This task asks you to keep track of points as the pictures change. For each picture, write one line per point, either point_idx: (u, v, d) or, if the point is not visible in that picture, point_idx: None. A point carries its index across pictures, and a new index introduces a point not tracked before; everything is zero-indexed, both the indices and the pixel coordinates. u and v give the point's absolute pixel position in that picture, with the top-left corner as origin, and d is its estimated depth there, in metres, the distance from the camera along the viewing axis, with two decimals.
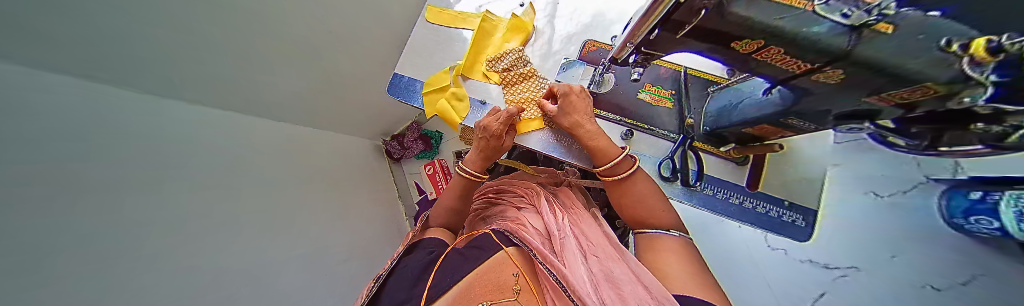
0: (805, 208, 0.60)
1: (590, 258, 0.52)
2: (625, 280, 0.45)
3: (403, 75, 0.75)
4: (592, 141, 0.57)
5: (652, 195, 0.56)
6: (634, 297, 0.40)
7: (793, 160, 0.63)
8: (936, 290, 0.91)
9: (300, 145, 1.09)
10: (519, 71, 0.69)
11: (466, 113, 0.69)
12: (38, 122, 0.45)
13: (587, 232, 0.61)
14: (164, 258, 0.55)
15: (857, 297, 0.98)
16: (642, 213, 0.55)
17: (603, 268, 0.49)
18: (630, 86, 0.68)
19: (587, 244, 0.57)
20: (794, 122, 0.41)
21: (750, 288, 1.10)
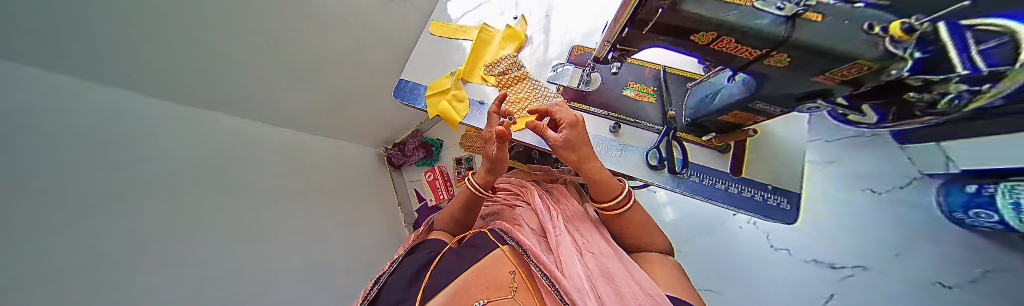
0: (788, 191, 0.62)
1: (586, 255, 0.54)
2: (620, 278, 0.47)
3: (407, 80, 0.80)
4: (586, 170, 0.57)
5: (645, 219, 0.61)
6: (631, 295, 0.43)
7: (774, 146, 0.66)
8: (947, 288, 0.95)
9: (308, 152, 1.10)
10: (514, 74, 0.75)
11: (466, 112, 0.73)
12: (103, 116, 0.44)
13: (582, 229, 0.62)
14: (205, 258, 0.52)
15: (863, 296, 0.99)
16: (638, 236, 0.60)
17: (599, 264, 0.51)
18: (617, 84, 0.73)
19: (583, 241, 0.58)
20: (761, 106, 0.44)
21: (761, 291, 1.08)
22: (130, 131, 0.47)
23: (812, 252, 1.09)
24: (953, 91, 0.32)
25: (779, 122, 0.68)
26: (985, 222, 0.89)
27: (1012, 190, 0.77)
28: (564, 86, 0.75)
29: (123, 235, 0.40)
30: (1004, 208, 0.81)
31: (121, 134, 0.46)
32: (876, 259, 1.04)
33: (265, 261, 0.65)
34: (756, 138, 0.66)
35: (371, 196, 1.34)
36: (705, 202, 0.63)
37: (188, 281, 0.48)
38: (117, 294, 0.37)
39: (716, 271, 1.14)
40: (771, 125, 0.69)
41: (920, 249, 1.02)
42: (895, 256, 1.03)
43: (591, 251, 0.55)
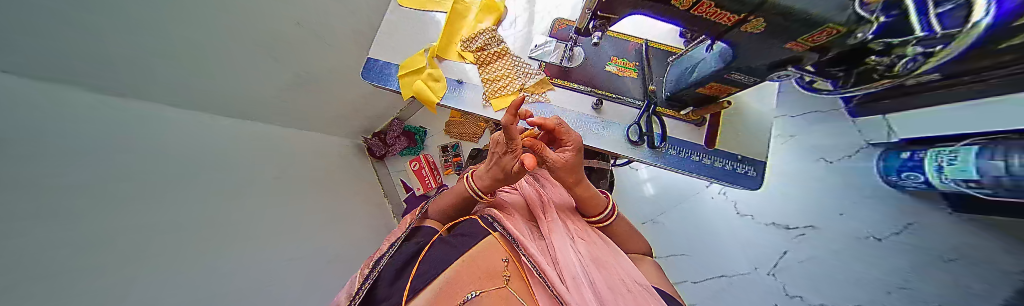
0: (755, 160, 0.66)
1: (578, 240, 0.55)
2: (612, 265, 0.50)
3: (377, 59, 0.73)
4: (577, 192, 0.56)
5: (629, 228, 0.66)
6: (623, 284, 0.46)
7: (750, 117, 0.68)
8: (879, 240, 1.09)
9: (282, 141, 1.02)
10: (493, 50, 0.72)
11: (444, 92, 0.70)
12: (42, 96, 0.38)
13: (572, 213, 0.63)
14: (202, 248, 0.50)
15: (812, 252, 1.13)
16: (623, 239, 0.65)
17: (591, 250, 0.53)
18: (600, 59, 0.72)
19: (575, 227, 0.58)
20: (735, 77, 0.45)
21: (728, 256, 1.21)
22: (72, 111, 0.41)
23: (771, 216, 1.22)
24: (908, 55, 0.34)
25: (751, 93, 0.70)
26: (913, 183, 1.02)
27: (937, 154, 0.88)
28: (546, 62, 0.72)
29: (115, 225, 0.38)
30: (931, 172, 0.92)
31: (89, 117, 0.43)
32: (823, 218, 1.17)
33: (258, 252, 0.63)
34: (732, 111, 0.68)
35: (354, 187, 1.29)
36: (680, 173, 0.66)
37: (187, 271, 0.45)
38: (121, 283, 0.35)
39: (686, 236, 1.27)
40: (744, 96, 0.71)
41: (861, 211, 1.15)
42: (839, 216, 1.16)
43: (582, 237, 0.56)
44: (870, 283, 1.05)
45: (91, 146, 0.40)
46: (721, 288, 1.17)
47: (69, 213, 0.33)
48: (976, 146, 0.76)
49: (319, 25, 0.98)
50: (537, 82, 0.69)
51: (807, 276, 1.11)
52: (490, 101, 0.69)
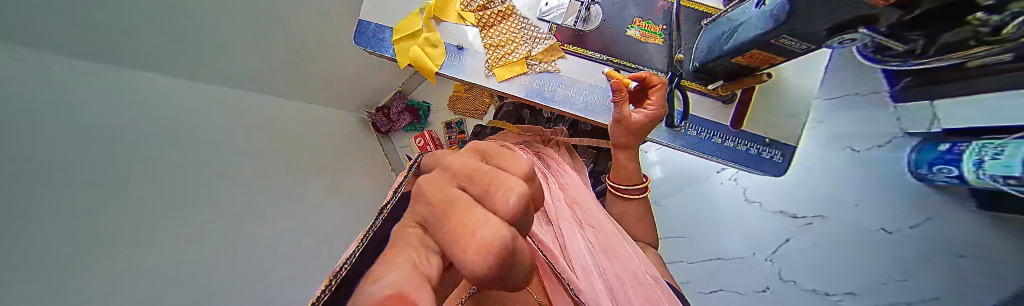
0: (784, 145, 0.60)
1: (586, 228, 0.53)
2: (622, 254, 0.50)
3: (370, 21, 0.66)
4: (619, 156, 0.60)
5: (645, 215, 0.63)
6: (632, 272, 0.47)
7: (786, 94, 0.61)
8: (887, 233, 0.99)
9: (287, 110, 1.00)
10: (496, 9, 0.64)
11: (443, 60, 0.64)
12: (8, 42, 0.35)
13: (580, 198, 0.60)
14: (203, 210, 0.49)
15: (819, 241, 1.08)
16: (636, 230, 0.63)
17: (599, 238, 0.52)
18: (620, 21, 0.64)
19: (583, 214, 0.57)
20: (785, 42, 0.39)
21: (730, 241, 1.21)
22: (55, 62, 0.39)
23: (780, 204, 1.18)
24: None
25: (794, 65, 0.61)
26: (942, 177, 0.90)
27: (982, 147, 0.77)
28: (558, 25, 0.64)
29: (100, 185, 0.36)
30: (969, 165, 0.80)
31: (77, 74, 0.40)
32: (836, 206, 1.09)
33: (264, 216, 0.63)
34: (767, 85, 0.60)
35: (359, 158, 1.30)
36: (698, 156, 0.62)
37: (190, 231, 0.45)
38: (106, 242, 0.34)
39: (688, 221, 1.30)
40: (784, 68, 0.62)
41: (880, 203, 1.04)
42: (851, 208, 1.06)
43: (590, 224, 0.55)
44: (867, 274, 0.99)
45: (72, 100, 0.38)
46: (713, 270, 1.21)
47: (67, 207, 0.32)
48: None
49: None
50: (546, 47, 0.62)
51: (806, 263, 1.08)
52: (493, 71, 0.63)
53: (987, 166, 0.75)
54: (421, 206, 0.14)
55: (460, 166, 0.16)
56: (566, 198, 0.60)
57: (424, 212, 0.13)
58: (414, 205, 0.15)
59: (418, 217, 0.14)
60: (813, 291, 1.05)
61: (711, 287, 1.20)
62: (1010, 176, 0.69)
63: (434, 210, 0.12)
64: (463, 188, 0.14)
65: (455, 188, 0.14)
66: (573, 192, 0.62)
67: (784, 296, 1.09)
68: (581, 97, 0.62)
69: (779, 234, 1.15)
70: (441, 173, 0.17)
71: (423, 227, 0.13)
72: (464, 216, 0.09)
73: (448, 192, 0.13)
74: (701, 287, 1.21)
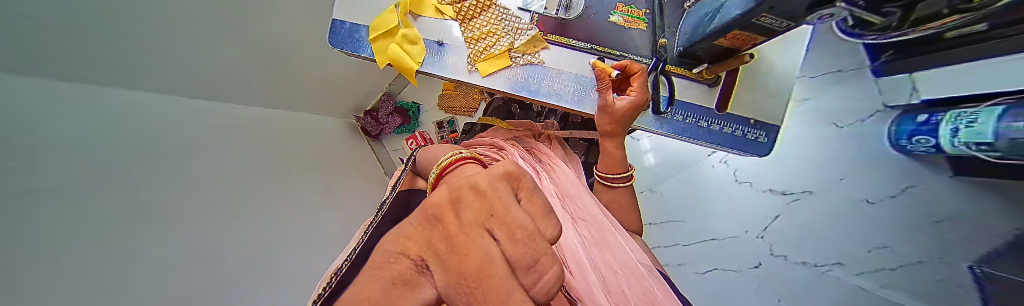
0: (768, 125, 0.61)
1: (579, 222, 0.53)
2: (616, 247, 0.50)
3: (344, 21, 0.63)
4: (606, 145, 0.60)
5: (632, 204, 0.64)
6: (626, 263, 0.48)
7: (768, 74, 0.61)
8: (871, 204, 1.01)
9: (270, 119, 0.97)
10: (474, 1, 0.61)
11: (423, 57, 0.62)
12: None
13: (570, 192, 0.61)
14: (155, 235, 0.47)
15: (804, 216, 1.12)
16: (622, 218, 0.63)
17: (592, 232, 0.52)
18: (602, 8, 0.63)
19: (575, 207, 0.57)
20: (765, 20, 0.38)
21: (723, 223, 1.26)
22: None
23: (767, 182, 1.23)
24: None
25: (776, 44, 0.61)
26: (922, 147, 0.92)
27: (957, 116, 0.80)
28: (539, 15, 0.62)
29: (30, 215, 0.33)
30: (944, 137, 0.84)
31: (8, 93, 0.37)
32: (820, 182, 1.12)
33: (230, 235, 0.60)
34: (751, 66, 0.60)
35: (349, 164, 1.27)
36: (686, 141, 0.62)
37: (137, 258, 0.43)
38: (36, 277, 0.31)
39: (684, 205, 1.35)
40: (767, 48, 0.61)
41: (864, 176, 1.05)
42: (837, 182, 1.09)
43: (582, 218, 0.55)
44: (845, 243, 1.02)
45: (10, 117, 0.35)
46: (707, 251, 1.26)
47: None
48: (1001, 107, 0.67)
49: None
50: (528, 39, 0.61)
51: (794, 238, 1.11)
52: (475, 65, 0.61)
53: (962, 134, 0.77)
54: (445, 236, 0.14)
55: (494, 207, 0.17)
56: (559, 192, 0.60)
57: (444, 244, 0.14)
58: (438, 225, 0.16)
59: (435, 242, 0.14)
60: (801, 264, 1.08)
61: (707, 266, 1.24)
62: (983, 143, 0.71)
63: (454, 253, 0.13)
64: (490, 236, 0.15)
65: (483, 235, 0.14)
66: (567, 187, 0.63)
67: (775, 270, 1.13)
68: (567, 89, 0.61)
69: (769, 212, 1.19)
70: (475, 202, 0.18)
71: (434, 257, 0.13)
72: (490, 292, 0.10)
73: (475, 240, 0.14)
74: (696, 267, 1.26)
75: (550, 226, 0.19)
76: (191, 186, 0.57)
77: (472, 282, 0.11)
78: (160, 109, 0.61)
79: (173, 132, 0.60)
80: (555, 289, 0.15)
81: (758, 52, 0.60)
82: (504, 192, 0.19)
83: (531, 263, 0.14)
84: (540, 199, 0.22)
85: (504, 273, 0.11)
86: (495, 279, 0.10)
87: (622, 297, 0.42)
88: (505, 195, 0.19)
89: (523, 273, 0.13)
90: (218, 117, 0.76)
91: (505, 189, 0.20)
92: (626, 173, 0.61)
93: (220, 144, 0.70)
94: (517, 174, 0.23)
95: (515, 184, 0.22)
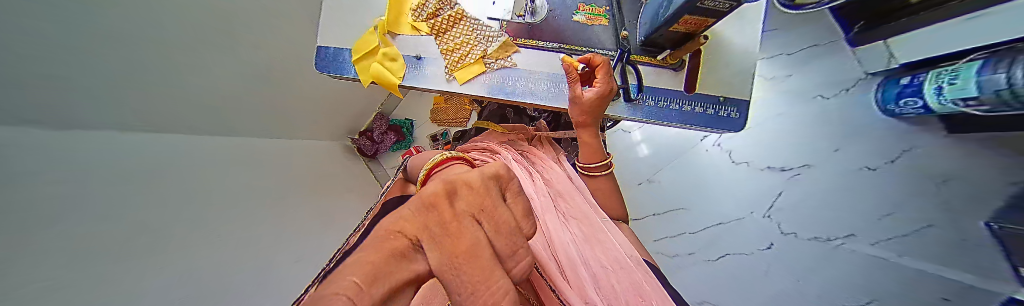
0: (738, 101, 0.63)
1: (571, 221, 0.55)
2: (607, 243, 0.51)
3: (329, 46, 0.67)
4: (581, 135, 0.61)
5: (614, 194, 0.65)
6: (616, 258, 0.48)
7: (729, 52, 0.63)
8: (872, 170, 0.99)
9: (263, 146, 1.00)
10: (447, 15, 0.65)
11: (404, 72, 0.65)
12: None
13: (563, 190, 0.62)
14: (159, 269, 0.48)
15: (811, 190, 1.09)
16: (606, 206, 0.64)
17: (584, 230, 0.53)
18: (566, 10, 0.66)
19: (567, 206, 0.58)
20: (709, 3, 0.41)
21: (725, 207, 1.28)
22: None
23: (766, 161, 1.24)
24: None
25: (732, 22, 0.64)
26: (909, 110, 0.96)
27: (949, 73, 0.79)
28: (508, 22, 0.66)
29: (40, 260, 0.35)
30: (930, 96, 0.87)
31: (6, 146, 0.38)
32: (816, 154, 1.13)
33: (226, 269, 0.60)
34: (712, 48, 0.63)
35: (345, 184, 1.29)
36: (661, 123, 0.63)
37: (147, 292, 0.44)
38: None
39: (682, 193, 1.41)
40: (726, 28, 0.64)
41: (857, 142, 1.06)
42: (833, 153, 1.09)
43: (575, 217, 0.56)
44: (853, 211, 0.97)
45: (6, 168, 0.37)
46: (715, 237, 1.26)
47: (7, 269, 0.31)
48: (981, 61, 0.69)
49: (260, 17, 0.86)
50: (499, 45, 0.64)
51: (800, 216, 1.09)
52: (452, 74, 0.64)
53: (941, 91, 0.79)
54: (441, 221, 0.15)
55: (485, 203, 0.19)
56: (551, 191, 0.62)
57: (439, 229, 0.15)
58: (435, 211, 0.16)
59: (431, 227, 0.15)
60: (813, 240, 1.03)
61: (717, 254, 1.23)
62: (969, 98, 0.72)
63: (449, 237, 0.14)
64: (478, 224, 0.17)
65: (474, 224, 0.16)
66: (559, 186, 0.64)
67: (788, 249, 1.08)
68: (543, 86, 0.64)
69: (770, 190, 1.19)
70: (469, 195, 0.19)
71: (430, 239, 0.14)
72: (475, 269, 0.13)
73: (467, 227, 0.15)
74: (705, 255, 1.26)
75: (529, 223, 0.22)
76: (188, 220, 0.58)
77: (462, 259, 0.13)
78: (153, 146, 0.63)
79: (167, 167, 0.62)
80: (527, 271, 0.18)
81: (716, 33, 0.63)
82: (494, 193, 0.20)
83: (511, 253, 0.17)
84: (524, 201, 0.24)
85: (489, 257, 0.14)
86: (482, 259, 0.13)
87: (613, 293, 0.42)
88: (496, 195, 0.20)
89: (505, 259, 0.16)
90: (213, 150, 0.79)
91: (495, 189, 0.21)
92: (604, 161, 0.62)
93: (218, 176, 0.73)
94: (507, 176, 0.24)
95: (505, 184, 0.23)
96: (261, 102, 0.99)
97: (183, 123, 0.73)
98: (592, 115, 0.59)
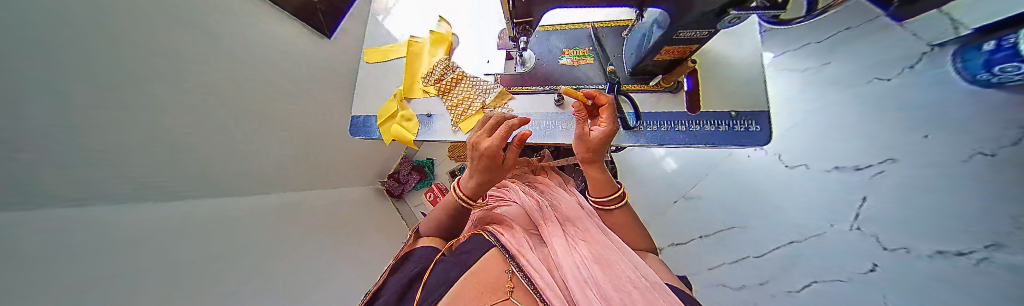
0: (753, 113, 0.57)
1: (580, 242, 0.52)
2: (618, 263, 0.46)
3: (361, 114, 0.78)
4: (588, 172, 0.60)
5: (631, 221, 0.61)
6: (629, 281, 0.42)
7: (728, 66, 0.61)
8: (991, 157, 0.75)
9: (317, 199, 1.13)
10: (449, 77, 0.74)
11: (419, 129, 0.73)
12: (90, 211, 0.45)
13: (571, 215, 0.62)
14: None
15: (899, 195, 0.90)
16: (626, 238, 0.60)
17: (594, 251, 0.50)
18: (552, 56, 0.72)
19: (576, 229, 0.57)
20: (686, 34, 0.45)
21: (794, 218, 1.13)
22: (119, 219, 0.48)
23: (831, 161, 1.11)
24: None
25: (723, 39, 0.64)
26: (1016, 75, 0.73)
27: None
28: (501, 75, 0.73)
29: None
30: None
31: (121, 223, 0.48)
32: (899, 141, 0.95)
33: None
34: (707, 66, 0.62)
35: (376, 227, 1.36)
36: (668, 147, 0.60)
37: None
38: None
39: (734, 209, 1.28)
40: (717, 45, 0.64)
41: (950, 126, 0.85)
42: (922, 139, 0.90)
43: (585, 239, 0.54)
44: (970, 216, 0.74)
45: (118, 242, 0.45)
46: (789, 260, 1.09)
47: None
48: None
49: (295, 92, 1.03)
50: (497, 94, 0.70)
51: (902, 216, 0.87)
52: (455, 124, 0.70)
53: None
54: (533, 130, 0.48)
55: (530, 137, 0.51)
56: (560, 218, 0.62)
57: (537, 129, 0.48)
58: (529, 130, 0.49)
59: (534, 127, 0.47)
60: (936, 255, 0.78)
61: (799, 282, 1.04)
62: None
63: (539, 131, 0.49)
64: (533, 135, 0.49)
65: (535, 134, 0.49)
66: (568, 212, 0.64)
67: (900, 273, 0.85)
68: (543, 124, 0.66)
69: (850, 196, 1.02)
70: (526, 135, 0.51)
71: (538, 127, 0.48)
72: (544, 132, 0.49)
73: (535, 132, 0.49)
74: (786, 285, 1.07)
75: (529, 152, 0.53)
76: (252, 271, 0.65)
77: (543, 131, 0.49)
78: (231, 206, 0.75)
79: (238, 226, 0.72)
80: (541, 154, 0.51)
81: (707, 51, 0.64)
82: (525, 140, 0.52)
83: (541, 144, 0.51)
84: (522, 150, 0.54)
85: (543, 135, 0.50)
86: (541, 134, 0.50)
87: None
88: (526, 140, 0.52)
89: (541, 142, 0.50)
90: (275, 207, 0.91)
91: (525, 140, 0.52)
92: (616, 192, 0.60)
93: (275, 229, 0.83)
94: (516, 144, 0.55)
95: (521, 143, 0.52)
96: (309, 163, 1.15)
97: (256, 186, 0.87)
98: (594, 155, 0.58)
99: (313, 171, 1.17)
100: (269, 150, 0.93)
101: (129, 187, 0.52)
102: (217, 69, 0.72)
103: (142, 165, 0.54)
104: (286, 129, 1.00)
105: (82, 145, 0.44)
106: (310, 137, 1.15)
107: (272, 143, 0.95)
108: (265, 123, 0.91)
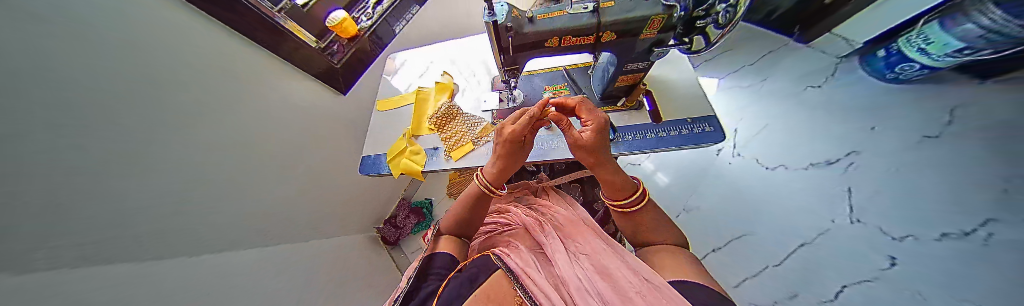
0: (704, 118, 0.70)
1: (580, 257, 0.57)
2: (618, 273, 0.50)
3: (372, 155, 0.87)
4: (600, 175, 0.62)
5: (658, 218, 0.61)
6: (630, 288, 0.45)
7: (674, 86, 0.77)
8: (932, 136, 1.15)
9: (313, 251, 1.10)
10: (451, 116, 0.85)
11: (425, 160, 0.80)
12: (98, 271, 0.45)
13: (572, 232, 0.67)
14: None
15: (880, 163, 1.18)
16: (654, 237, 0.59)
17: (594, 263, 0.54)
18: (536, 92, 0.86)
19: (576, 245, 0.62)
20: (632, 66, 0.61)
21: (794, 216, 1.22)
22: (121, 281, 0.48)
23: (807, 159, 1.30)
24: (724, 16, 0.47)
25: (663, 67, 0.82)
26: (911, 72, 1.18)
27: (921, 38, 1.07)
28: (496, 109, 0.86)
29: None
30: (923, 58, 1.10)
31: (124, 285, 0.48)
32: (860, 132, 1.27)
33: None
34: (659, 87, 0.77)
35: (362, 283, 1.28)
36: (645, 152, 0.69)
37: None
38: None
39: (740, 216, 1.30)
40: (661, 72, 0.81)
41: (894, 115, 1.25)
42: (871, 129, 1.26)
43: (584, 253, 0.59)
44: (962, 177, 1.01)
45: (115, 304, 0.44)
46: (812, 262, 1.12)
47: None
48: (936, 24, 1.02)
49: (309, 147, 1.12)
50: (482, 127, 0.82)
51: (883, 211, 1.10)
52: (451, 154, 0.79)
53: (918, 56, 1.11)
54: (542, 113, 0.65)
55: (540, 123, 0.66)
56: (561, 234, 0.67)
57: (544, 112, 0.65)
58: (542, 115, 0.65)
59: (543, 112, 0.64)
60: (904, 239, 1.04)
61: (830, 290, 1.06)
62: (963, 48, 0.97)
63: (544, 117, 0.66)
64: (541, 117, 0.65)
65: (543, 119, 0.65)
66: (568, 229, 0.68)
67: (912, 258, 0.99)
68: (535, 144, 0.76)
69: (836, 187, 1.22)
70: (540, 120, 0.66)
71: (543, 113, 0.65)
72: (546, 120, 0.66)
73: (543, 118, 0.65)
74: (820, 295, 1.07)
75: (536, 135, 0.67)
76: None
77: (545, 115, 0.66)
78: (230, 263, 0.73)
79: (231, 285, 0.69)
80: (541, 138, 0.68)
81: (655, 77, 0.80)
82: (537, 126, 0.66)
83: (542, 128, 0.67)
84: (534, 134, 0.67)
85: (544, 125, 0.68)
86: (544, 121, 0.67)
87: None
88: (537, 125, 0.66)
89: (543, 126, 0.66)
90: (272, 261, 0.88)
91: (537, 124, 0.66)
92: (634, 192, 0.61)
93: (265, 289, 0.78)
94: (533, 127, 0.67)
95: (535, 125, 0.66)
96: (309, 213, 1.16)
97: (256, 239, 0.86)
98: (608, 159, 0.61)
99: (311, 221, 1.17)
100: (273, 202, 0.95)
101: (126, 251, 0.51)
102: (221, 98, 0.76)
103: (147, 225, 0.55)
104: (290, 181, 1.04)
105: (114, 182, 0.49)
106: (314, 185, 1.19)
107: (276, 195, 0.97)
108: (272, 175, 0.95)
